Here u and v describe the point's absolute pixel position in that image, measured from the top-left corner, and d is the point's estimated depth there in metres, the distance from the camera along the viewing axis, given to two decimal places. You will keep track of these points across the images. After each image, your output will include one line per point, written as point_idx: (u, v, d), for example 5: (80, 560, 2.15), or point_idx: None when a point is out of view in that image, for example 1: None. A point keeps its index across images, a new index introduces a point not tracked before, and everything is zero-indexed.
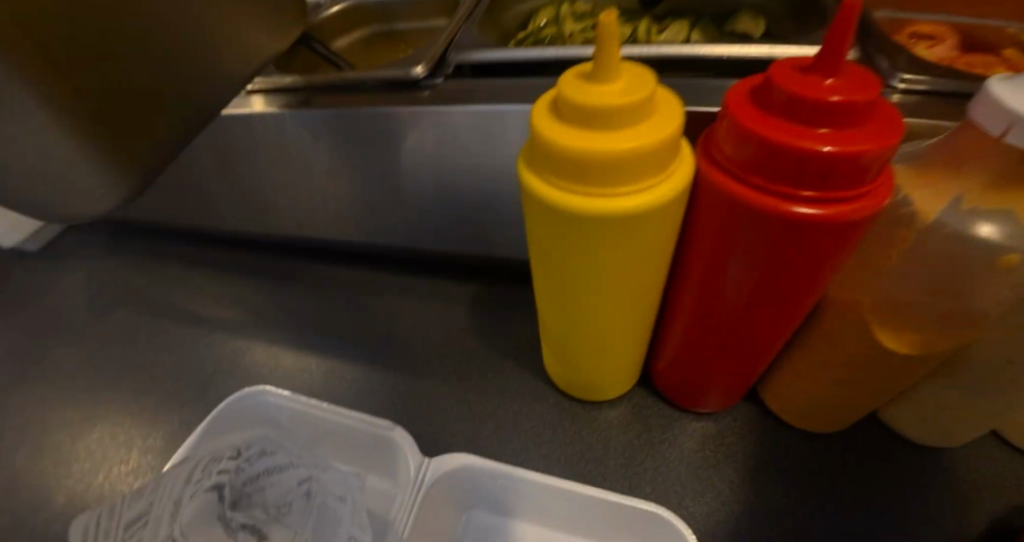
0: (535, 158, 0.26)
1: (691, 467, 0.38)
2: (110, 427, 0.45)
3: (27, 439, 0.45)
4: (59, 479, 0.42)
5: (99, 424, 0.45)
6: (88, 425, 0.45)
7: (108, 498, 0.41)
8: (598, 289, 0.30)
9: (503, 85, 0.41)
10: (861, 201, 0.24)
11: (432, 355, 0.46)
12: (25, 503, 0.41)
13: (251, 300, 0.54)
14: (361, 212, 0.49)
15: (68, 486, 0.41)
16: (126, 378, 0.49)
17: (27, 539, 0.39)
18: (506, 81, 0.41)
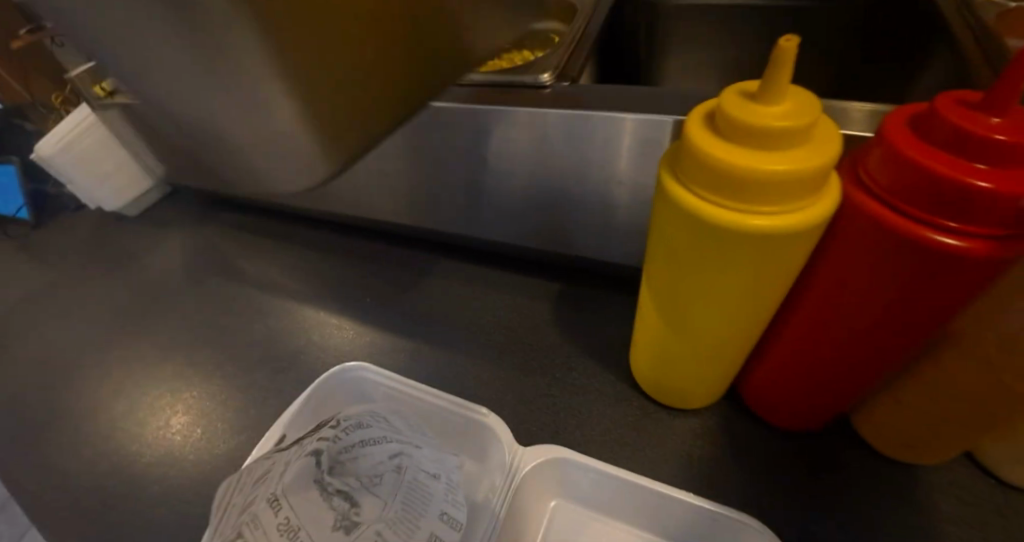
0: (681, 169, 0.27)
1: (770, 485, 0.39)
2: (206, 386, 0.51)
3: (136, 392, 0.51)
4: (185, 433, 0.48)
5: (196, 383, 0.51)
6: (186, 384, 0.51)
7: (207, 448, 0.47)
8: (716, 299, 0.31)
9: (611, 92, 0.42)
10: (1010, 240, 0.24)
11: (514, 346, 0.48)
12: (135, 446, 0.47)
13: (341, 278, 0.59)
14: (455, 206, 0.52)
15: (169, 437, 0.47)
16: (237, 347, 0.54)
17: (136, 479, 0.45)
18: (611, 90, 0.42)
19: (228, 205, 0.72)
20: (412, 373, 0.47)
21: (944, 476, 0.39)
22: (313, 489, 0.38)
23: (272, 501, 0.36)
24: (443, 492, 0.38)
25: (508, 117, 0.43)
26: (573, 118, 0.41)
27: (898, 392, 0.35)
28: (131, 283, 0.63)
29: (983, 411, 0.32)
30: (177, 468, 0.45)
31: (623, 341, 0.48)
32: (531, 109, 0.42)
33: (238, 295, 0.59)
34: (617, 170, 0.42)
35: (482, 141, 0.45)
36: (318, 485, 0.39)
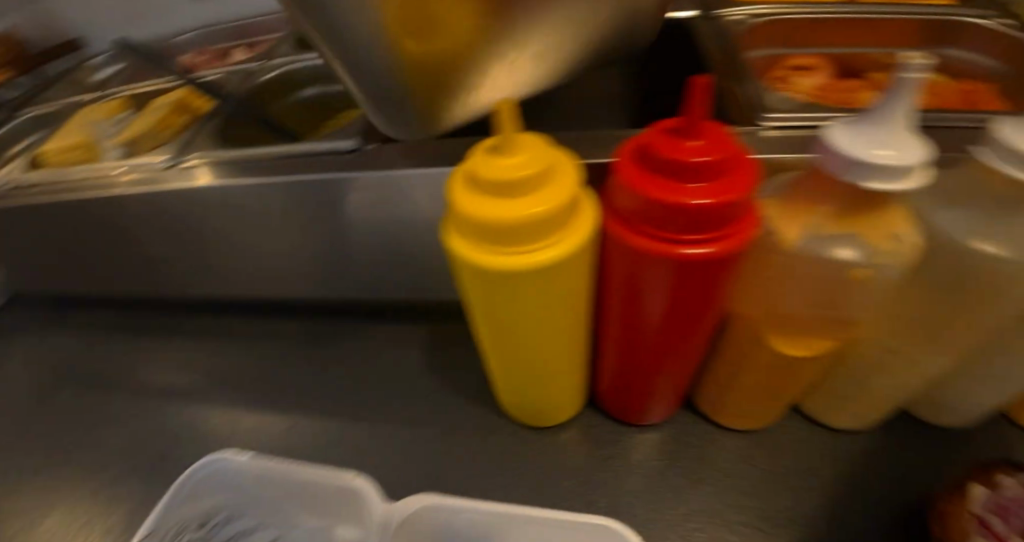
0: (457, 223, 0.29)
1: (639, 481, 0.42)
2: (61, 513, 0.46)
3: None
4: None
5: (50, 512, 0.46)
6: (37, 516, 0.46)
7: None
8: (532, 329, 0.34)
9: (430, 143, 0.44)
10: (733, 238, 0.28)
11: (390, 400, 0.48)
12: None
13: (210, 363, 0.56)
14: (312, 270, 0.51)
15: None
16: (93, 464, 0.49)
17: None
18: (425, 145, 0.44)
19: (71, 304, 0.66)
20: (289, 450, 0.46)
21: (782, 439, 0.44)
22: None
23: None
24: None
25: (336, 183, 0.43)
26: (393, 177, 0.42)
27: (718, 375, 0.39)
28: None
29: (780, 378, 0.36)
30: None
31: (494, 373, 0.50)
32: (355, 173, 0.43)
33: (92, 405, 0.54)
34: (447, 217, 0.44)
35: (317, 207, 0.45)
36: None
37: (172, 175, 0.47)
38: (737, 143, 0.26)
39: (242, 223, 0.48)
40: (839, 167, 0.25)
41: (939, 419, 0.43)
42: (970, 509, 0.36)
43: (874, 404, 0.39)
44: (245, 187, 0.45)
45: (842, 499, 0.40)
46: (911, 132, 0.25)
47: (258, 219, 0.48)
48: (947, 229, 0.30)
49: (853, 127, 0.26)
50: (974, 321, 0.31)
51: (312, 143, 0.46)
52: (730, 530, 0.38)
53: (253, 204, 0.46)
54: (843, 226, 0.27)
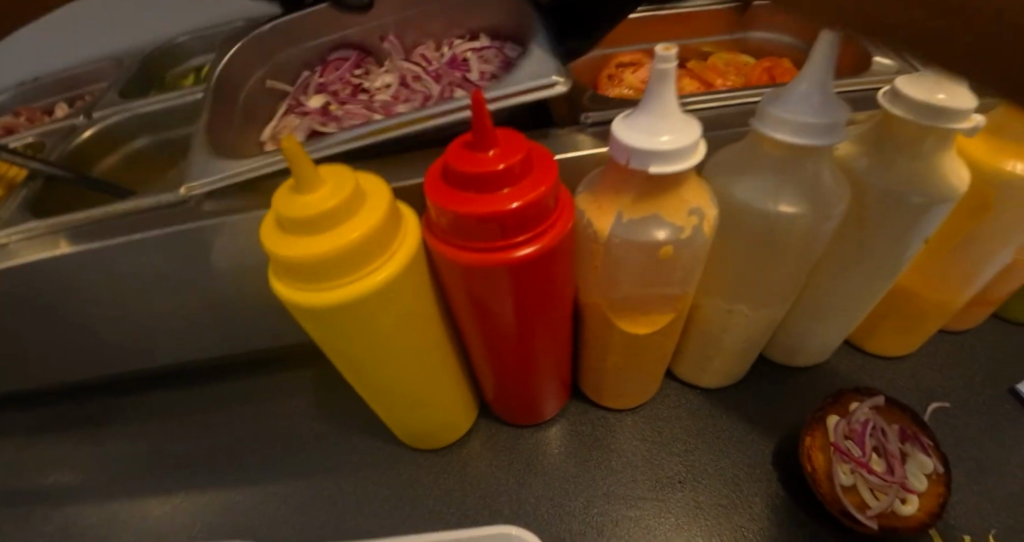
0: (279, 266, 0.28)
1: (542, 478, 0.42)
2: None
3: None
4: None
5: None
6: None
7: None
8: (391, 356, 0.33)
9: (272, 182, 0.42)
10: (551, 234, 0.29)
11: (282, 454, 0.46)
12: None
13: (78, 456, 0.50)
14: (176, 333, 0.48)
15: None
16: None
17: None
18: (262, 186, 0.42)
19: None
20: (177, 532, 0.43)
21: (667, 408, 0.46)
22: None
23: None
24: None
25: (173, 238, 0.41)
26: (232, 222, 0.40)
27: (592, 361, 0.41)
28: None
29: (640, 355, 0.38)
30: None
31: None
32: (191, 225, 0.40)
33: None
34: None
35: (159, 267, 0.43)
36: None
37: None
38: (531, 146, 0.28)
39: (79, 298, 0.44)
40: (625, 157, 0.27)
41: (796, 361, 0.47)
42: (829, 440, 0.40)
43: (734, 360, 0.42)
44: (71, 257, 0.41)
45: (726, 456, 0.43)
46: (687, 118, 0.28)
47: (95, 290, 0.44)
48: (741, 194, 0.33)
49: (630, 117, 0.28)
50: (784, 271, 0.35)
51: (138, 198, 0.43)
52: (628, 507, 0.40)
53: (86, 275, 0.42)
54: (645, 210, 0.29)
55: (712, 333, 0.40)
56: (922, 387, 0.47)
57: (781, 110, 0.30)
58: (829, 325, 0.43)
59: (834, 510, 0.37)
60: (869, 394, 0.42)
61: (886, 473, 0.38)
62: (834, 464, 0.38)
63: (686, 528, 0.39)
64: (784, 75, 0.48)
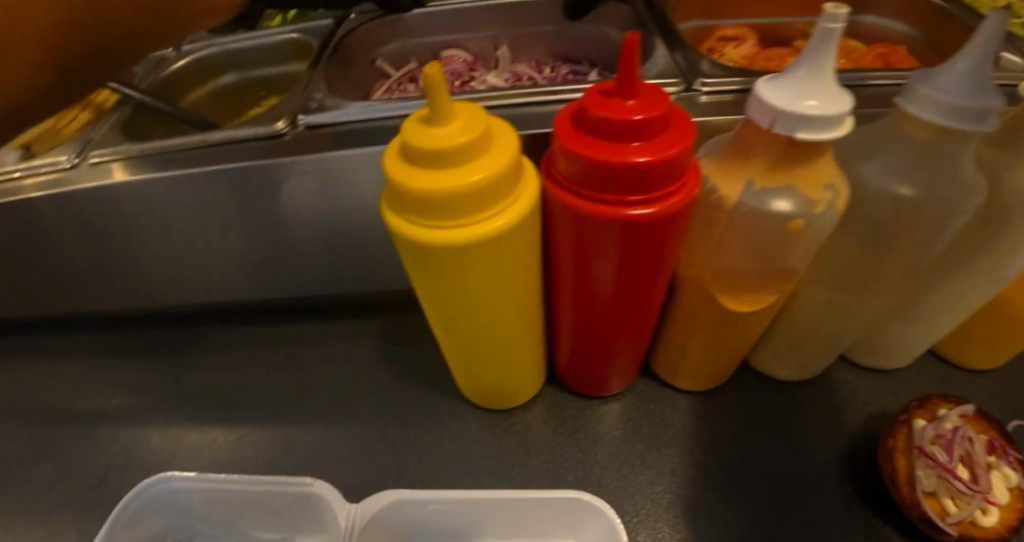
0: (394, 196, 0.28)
1: (606, 449, 0.42)
2: None
3: None
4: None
5: None
6: None
7: None
8: (482, 307, 0.33)
9: (365, 125, 0.42)
10: (677, 196, 0.28)
11: (343, 400, 0.47)
12: None
13: (142, 381, 0.52)
14: (249, 270, 0.48)
15: None
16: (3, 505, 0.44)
17: None
18: (357, 126, 0.42)
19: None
20: (240, 462, 0.44)
21: (736, 396, 0.45)
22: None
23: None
24: None
25: (267, 171, 0.41)
26: (326, 160, 0.40)
27: (673, 339, 0.40)
28: None
29: (731, 336, 0.37)
30: None
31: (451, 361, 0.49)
32: (285, 159, 0.40)
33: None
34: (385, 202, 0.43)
35: (242, 200, 0.43)
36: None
37: (82, 174, 0.42)
38: (672, 100, 0.26)
39: (160, 223, 0.44)
40: (769, 120, 0.26)
41: (874, 363, 0.46)
42: (912, 443, 0.38)
43: (819, 352, 0.41)
44: (162, 182, 0.42)
45: (796, 449, 0.42)
46: (841, 90, 0.25)
47: (177, 217, 0.44)
48: (869, 175, 0.31)
49: (777, 79, 0.26)
50: (896, 263, 0.33)
51: (231, 130, 0.43)
52: (694, 488, 0.40)
53: (175, 201, 0.43)
54: (779, 179, 0.28)
55: (802, 321, 0.39)
56: (1006, 402, 0.46)
57: (935, 90, 0.27)
58: (920, 329, 0.41)
59: (912, 515, 0.36)
60: (956, 402, 0.40)
61: (970, 483, 0.36)
62: (917, 469, 0.37)
63: (754, 515, 0.38)
64: (900, 62, 0.46)
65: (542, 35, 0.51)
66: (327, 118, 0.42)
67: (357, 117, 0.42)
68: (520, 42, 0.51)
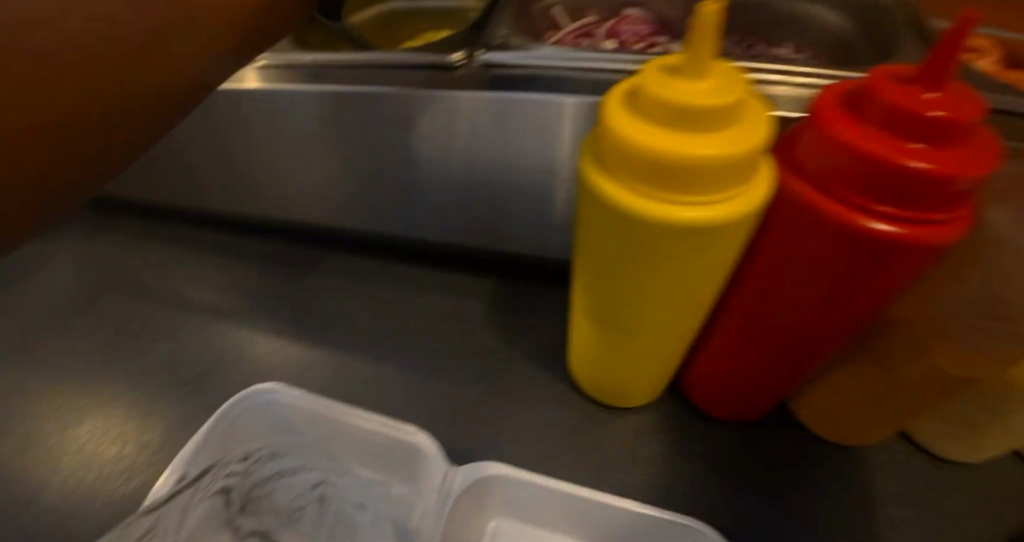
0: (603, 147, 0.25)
1: (710, 473, 0.39)
2: (100, 415, 0.45)
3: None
4: (55, 482, 0.41)
5: (87, 412, 0.45)
6: (73, 415, 0.45)
7: (99, 488, 0.41)
8: (649, 295, 0.30)
9: (546, 66, 0.38)
10: (944, 226, 0.22)
11: (447, 355, 0.47)
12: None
13: (254, 287, 0.54)
14: (381, 208, 0.48)
15: (48, 483, 0.41)
16: (123, 375, 0.48)
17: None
18: (531, 71, 0.38)
19: (95, 203, 0.63)
20: (337, 387, 0.44)
21: (867, 454, 0.40)
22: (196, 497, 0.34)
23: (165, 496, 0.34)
24: (370, 521, 0.34)
25: (423, 100, 0.40)
26: (493, 100, 0.38)
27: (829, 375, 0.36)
28: None
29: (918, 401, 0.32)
30: (55, 517, 0.39)
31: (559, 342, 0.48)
32: (452, 93, 0.39)
33: (118, 314, 0.52)
34: (540, 163, 0.40)
35: (391, 131, 0.42)
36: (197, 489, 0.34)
37: (246, 74, 0.43)
38: (985, 108, 0.21)
39: (311, 138, 0.45)
40: None
41: None
42: None
43: (1006, 441, 0.36)
44: (327, 97, 0.42)
45: (937, 530, 0.36)
46: None
47: (330, 137, 0.44)
48: None
49: None
50: None
51: (397, 54, 0.42)
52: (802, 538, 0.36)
53: (328, 118, 0.43)
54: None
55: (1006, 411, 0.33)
56: None
57: None
58: None
59: None
60: None
61: None
62: None
63: None
64: None
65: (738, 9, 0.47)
66: (503, 56, 0.39)
67: (541, 57, 0.39)
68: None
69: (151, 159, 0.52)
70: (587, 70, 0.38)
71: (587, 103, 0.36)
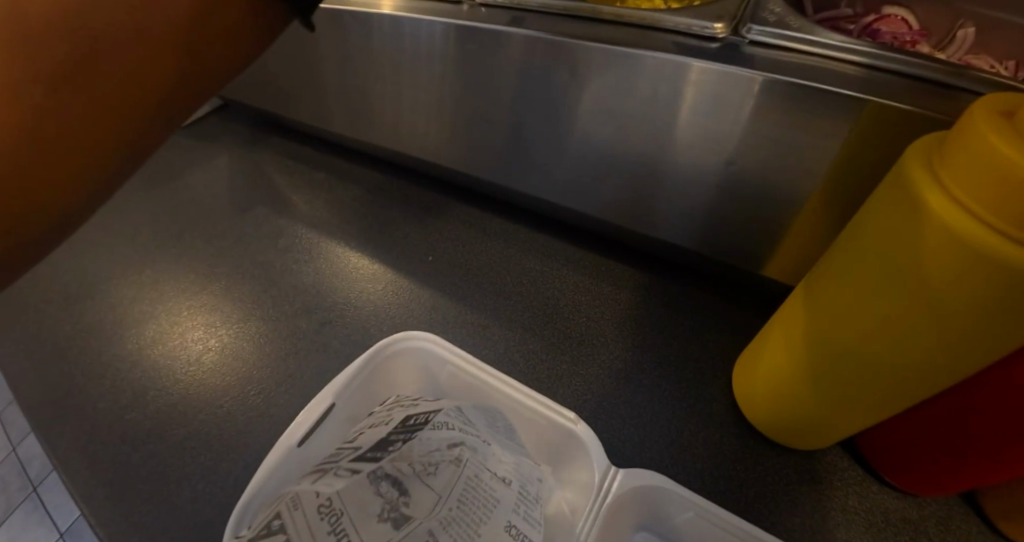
0: (952, 167, 0.22)
1: (844, 523, 0.36)
2: (245, 313, 0.49)
3: (156, 310, 0.49)
4: (205, 363, 0.45)
5: (235, 307, 0.49)
6: (220, 307, 0.49)
7: (234, 378, 0.44)
8: (907, 340, 0.26)
9: (815, 54, 0.34)
10: None
11: (601, 341, 0.44)
12: (153, 366, 0.45)
13: (393, 227, 0.55)
14: (540, 170, 0.48)
15: (193, 364, 0.45)
16: (284, 289, 0.50)
17: (152, 401, 0.43)
18: (809, 61, 0.34)
19: (286, 131, 0.69)
20: (466, 340, 0.44)
21: None
22: (362, 474, 0.30)
23: (341, 469, 0.30)
24: (514, 501, 0.33)
25: (627, 61, 0.37)
26: (748, 78, 0.33)
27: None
28: (178, 202, 0.60)
29: None
30: (195, 396, 0.43)
31: (730, 356, 0.43)
32: (697, 63, 0.35)
33: (287, 232, 0.56)
34: (746, 156, 0.37)
35: (582, 91, 0.41)
36: (366, 469, 0.30)
37: (457, 12, 0.44)
38: None
39: (516, 91, 0.44)
40: None
41: None
42: None
43: None
44: (561, 47, 0.39)
45: None
46: None
47: (539, 99, 0.43)
48: None
49: None
50: None
51: (657, 15, 0.38)
52: None
53: (522, 65, 0.42)
54: None
55: None
56: None
57: None
58: None
59: None
60: None
61: None
62: None
63: None
64: None
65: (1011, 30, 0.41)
66: (786, 38, 0.34)
67: (814, 45, 0.34)
68: (993, 27, 0.42)
69: (333, 87, 0.56)
70: (876, 68, 0.33)
71: (879, 103, 0.30)
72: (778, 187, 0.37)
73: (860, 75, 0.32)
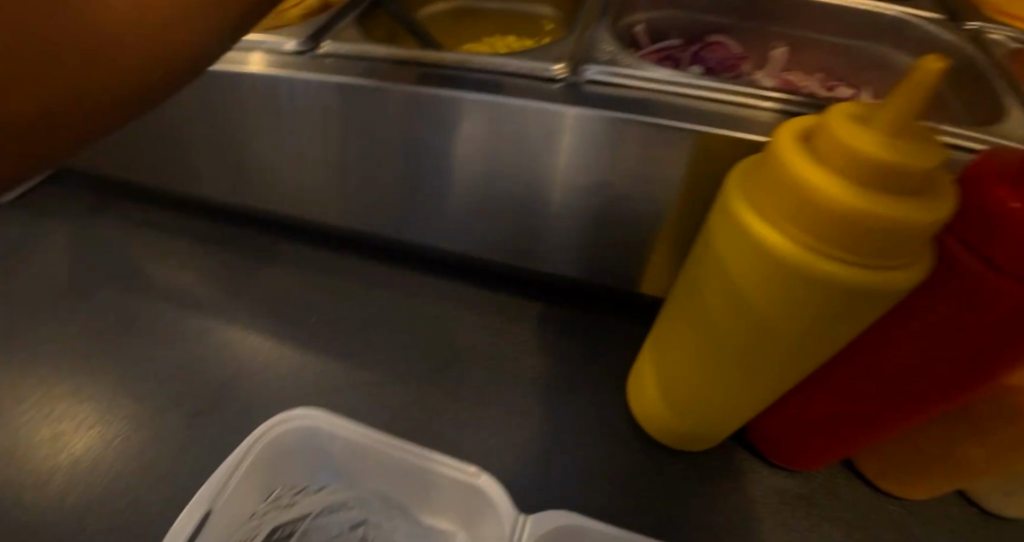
0: (761, 188, 0.25)
1: (739, 511, 0.38)
2: (101, 412, 0.42)
3: None
4: (50, 483, 0.38)
5: (88, 407, 0.43)
6: (69, 410, 0.42)
7: (91, 494, 0.38)
8: (752, 347, 0.28)
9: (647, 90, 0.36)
10: None
11: (501, 379, 0.44)
12: None
13: (274, 288, 0.51)
14: (418, 212, 0.47)
15: (36, 487, 0.38)
16: (147, 378, 0.44)
17: None
18: (641, 95, 0.36)
19: (140, 195, 0.62)
20: (361, 403, 0.42)
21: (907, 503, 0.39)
22: None
23: None
24: None
25: (479, 106, 0.38)
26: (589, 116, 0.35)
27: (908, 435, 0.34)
28: (5, 292, 0.51)
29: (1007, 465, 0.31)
30: (39, 525, 0.36)
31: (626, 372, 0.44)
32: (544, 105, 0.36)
33: (148, 311, 0.49)
34: (603, 183, 0.38)
35: (442, 134, 0.40)
36: None
37: (305, 63, 0.43)
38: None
39: (377, 137, 0.42)
40: None
41: None
42: None
43: None
44: (416, 95, 0.39)
45: None
46: None
47: (404, 145, 0.42)
48: None
49: None
50: None
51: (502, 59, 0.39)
52: None
53: (379, 112, 0.41)
54: None
55: None
56: None
57: None
58: None
59: None
60: None
61: None
62: None
63: None
64: None
65: (812, 48, 0.48)
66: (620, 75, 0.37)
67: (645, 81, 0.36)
68: (799, 45, 0.48)
69: (185, 147, 0.51)
70: (698, 97, 0.36)
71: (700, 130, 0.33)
72: (636, 209, 0.39)
73: (687, 105, 0.35)
